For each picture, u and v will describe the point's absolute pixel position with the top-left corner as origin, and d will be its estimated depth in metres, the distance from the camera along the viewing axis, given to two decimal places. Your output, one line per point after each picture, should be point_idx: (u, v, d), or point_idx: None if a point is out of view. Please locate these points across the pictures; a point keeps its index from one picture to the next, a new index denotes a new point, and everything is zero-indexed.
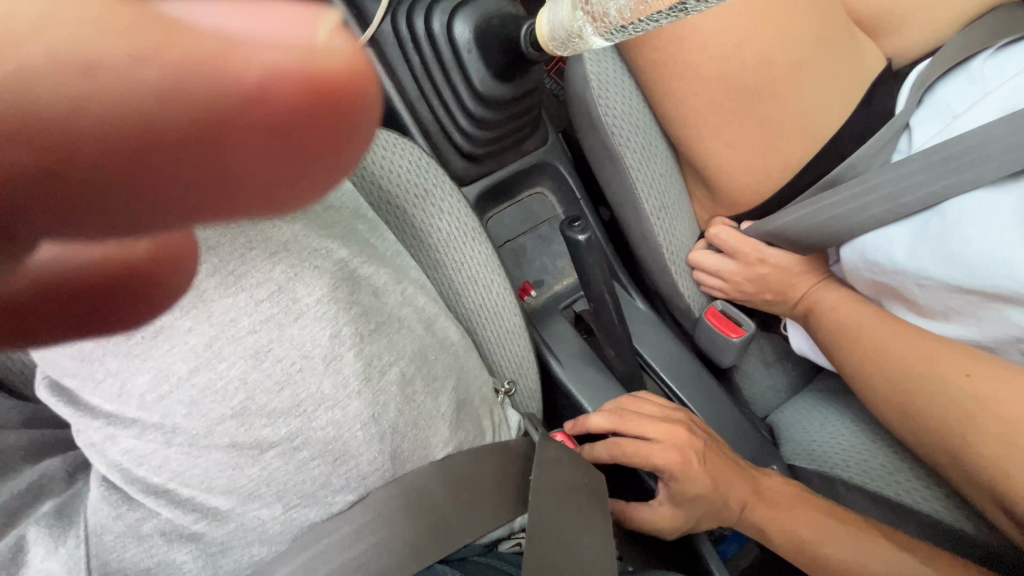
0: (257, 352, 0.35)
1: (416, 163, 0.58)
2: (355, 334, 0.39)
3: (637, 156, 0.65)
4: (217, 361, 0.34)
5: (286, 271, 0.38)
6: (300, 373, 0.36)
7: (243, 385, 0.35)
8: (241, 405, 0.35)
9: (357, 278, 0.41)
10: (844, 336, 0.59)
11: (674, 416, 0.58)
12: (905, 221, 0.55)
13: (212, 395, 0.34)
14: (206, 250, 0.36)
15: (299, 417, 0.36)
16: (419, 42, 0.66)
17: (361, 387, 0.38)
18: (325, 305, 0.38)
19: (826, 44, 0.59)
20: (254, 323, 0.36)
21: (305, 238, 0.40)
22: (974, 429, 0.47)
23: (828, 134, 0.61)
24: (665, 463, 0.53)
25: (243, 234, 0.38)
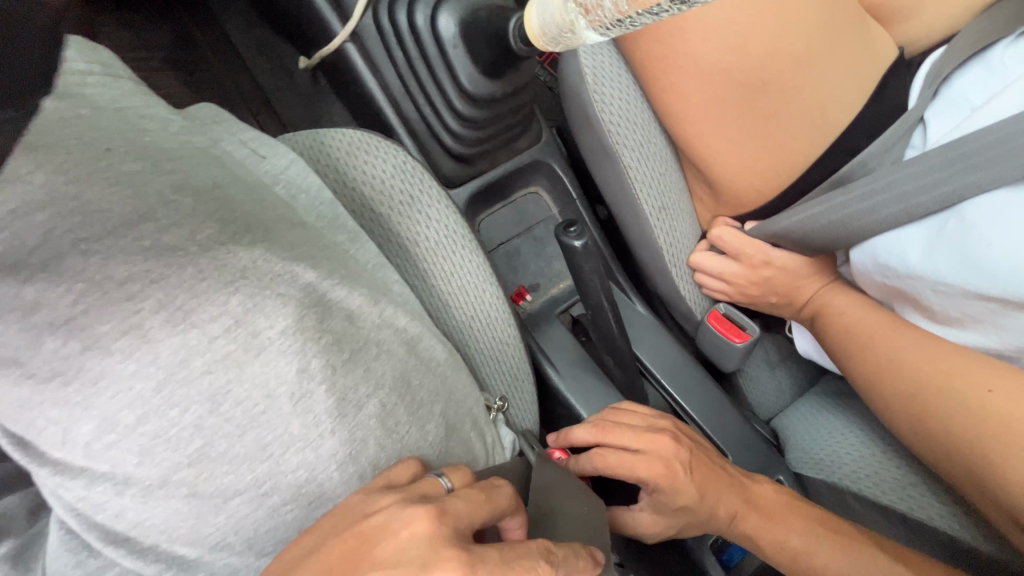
0: (212, 396, 0.34)
1: (400, 166, 0.55)
2: (325, 366, 0.38)
3: (634, 155, 0.61)
4: (169, 409, 0.33)
5: (243, 302, 0.36)
6: (264, 416, 0.35)
7: (199, 432, 0.33)
8: (199, 451, 0.33)
9: (327, 303, 0.40)
10: (854, 345, 0.56)
11: (659, 425, 0.54)
12: (919, 222, 0.52)
13: (164, 442, 0.33)
14: (149, 284, 0.33)
15: (265, 462, 0.35)
16: (401, 37, 0.62)
17: (335, 425, 0.37)
18: (289, 338, 0.37)
19: (835, 33, 0.56)
20: (208, 363, 0.34)
21: (268, 264, 0.38)
22: (999, 447, 0.44)
23: (836, 129, 0.58)
24: (648, 476, 0.50)
25: (193, 264, 0.35)
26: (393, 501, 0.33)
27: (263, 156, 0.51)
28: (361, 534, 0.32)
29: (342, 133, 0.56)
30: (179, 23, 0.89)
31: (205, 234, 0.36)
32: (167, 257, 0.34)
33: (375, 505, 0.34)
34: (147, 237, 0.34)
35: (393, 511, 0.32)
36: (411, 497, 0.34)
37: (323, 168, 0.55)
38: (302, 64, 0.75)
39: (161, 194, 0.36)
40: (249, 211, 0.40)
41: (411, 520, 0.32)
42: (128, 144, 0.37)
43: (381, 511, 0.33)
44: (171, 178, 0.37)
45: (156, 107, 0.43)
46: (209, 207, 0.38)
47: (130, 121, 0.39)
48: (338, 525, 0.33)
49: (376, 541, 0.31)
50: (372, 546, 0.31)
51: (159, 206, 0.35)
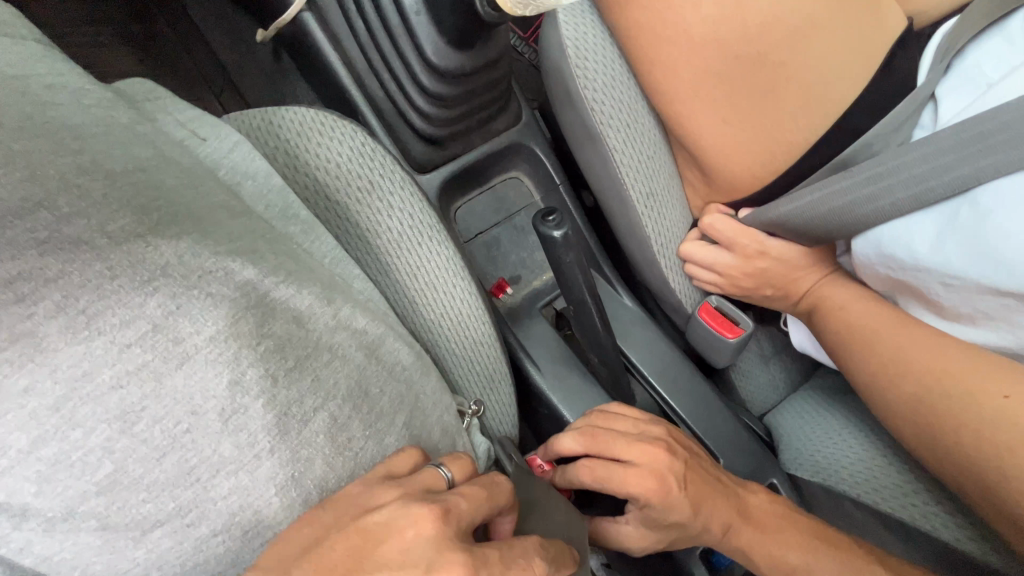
0: (124, 414, 0.29)
1: (360, 149, 0.50)
2: (263, 377, 0.33)
3: (620, 136, 0.56)
4: (71, 429, 0.28)
5: (164, 304, 0.31)
6: (187, 436, 0.30)
7: (109, 456, 0.28)
8: (110, 478, 0.28)
9: (269, 304, 0.35)
10: (855, 341, 0.52)
11: (652, 433, 0.50)
12: (929, 210, 0.48)
13: (66, 469, 0.27)
14: (43, 283, 0.28)
15: (190, 488, 0.30)
16: (363, 5, 0.56)
17: (275, 445, 0.32)
18: (219, 346, 0.32)
19: (839, 0, 0.51)
20: (119, 375, 0.29)
21: (195, 260, 0.33)
22: (1016, 458, 0.41)
23: (840, 107, 0.53)
24: (640, 491, 0.46)
25: (100, 259, 0.30)
26: (395, 498, 0.31)
27: (204, 137, 0.45)
28: (364, 532, 0.30)
29: (295, 112, 0.50)
30: None
31: (117, 225, 0.31)
32: (66, 252, 0.29)
33: (374, 501, 0.31)
34: (42, 228, 0.29)
35: (396, 510, 0.30)
36: (414, 493, 0.32)
37: (274, 151, 0.49)
38: (260, 37, 0.68)
39: (62, 178, 0.31)
40: (177, 198, 0.35)
41: (417, 519, 0.30)
42: (23, 119, 0.32)
43: (382, 509, 0.30)
44: (77, 160, 0.32)
45: (68, 77, 0.37)
46: (124, 194, 0.32)
47: (32, 94, 0.34)
48: (332, 522, 0.30)
49: (380, 540, 0.29)
50: (376, 545, 0.29)
51: (59, 192, 0.30)
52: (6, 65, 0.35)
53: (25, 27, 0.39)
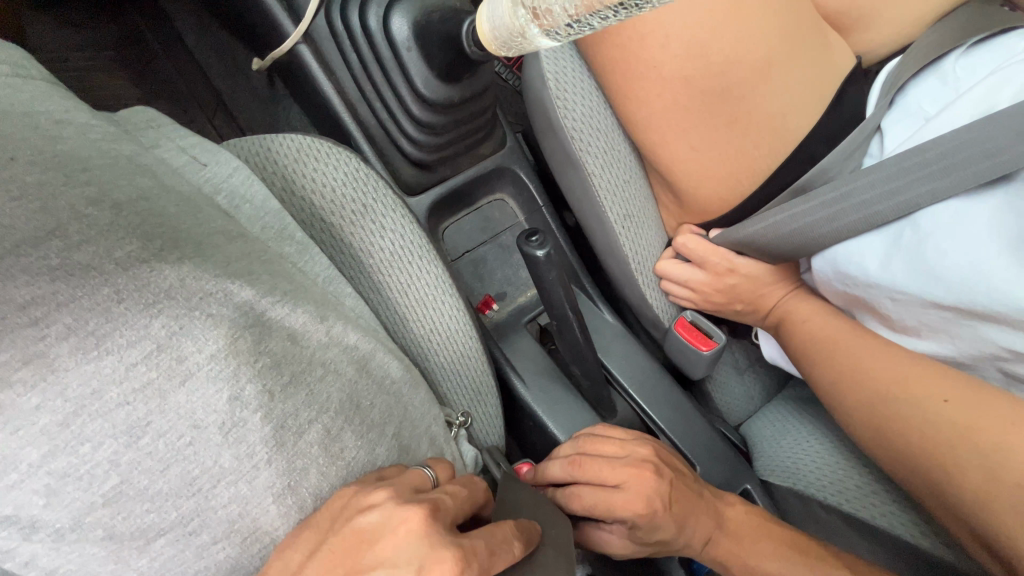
0: (130, 429, 0.31)
1: (353, 174, 0.53)
2: (260, 393, 0.35)
3: (598, 162, 0.60)
4: (78, 444, 0.29)
5: (167, 325, 0.33)
6: (189, 448, 0.32)
7: (115, 468, 0.30)
8: (115, 490, 0.30)
9: (266, 323, 0.37)
10: (818, 353, 0.56)
11: (639, 456, 0.52)
12: (878, 230, 0.52)
13: (74, 481, 0.29)
14: (56, 307, 0.30)
15: (192, 498, 0.32)
16: (356, 40, 0.60)
17: (272, 456, 0.34)
18: (220, 363, 0.34)
19: (794, 42, 0.56)
20: (125, 393, 0.31)
21: (197, 281, 0.35)
22: (957, 456, 0.44)
23: (798, 137, 0.58)
24: (630, 514, 0.49)
25: (109, 284, 0.32)
26: (385, 499, 0.33)
27: (204, 163, 0.48)
28: (358, 533, 0.32)
29: (291, 139, 0.53)
30: (127, 18, 0.84)
31: (125, 251, 0.33)
32: (77, 278, 0.31)
33: (367, 501, 0.33)
34: (55, 256, 0.31)
35: (386, 511, 0.32)
36: (404, 493, 0.34)
37: (270, 176, 0.52)
38: (256, 66, 0.71)
39: (73, 208, 0.33)
40: (178, 224, 0.37)
41: (407, 516, 0.32)
42: (35, 151, 0.34)
43: (374, 511, 0.32)
44: (85, 190, 0.34)
45: (75, 112, 0.40)
46: (131, 221, 0.35)
47: (41, 127, 0.36)
48: (331, 524, 0.33)
49: (370, 538, 0.31)
50: (369, 544, 0.31)
51: (71, 221, 0.32)
52: (18, 102, 0.37)
53: (32, 66, 0.42)
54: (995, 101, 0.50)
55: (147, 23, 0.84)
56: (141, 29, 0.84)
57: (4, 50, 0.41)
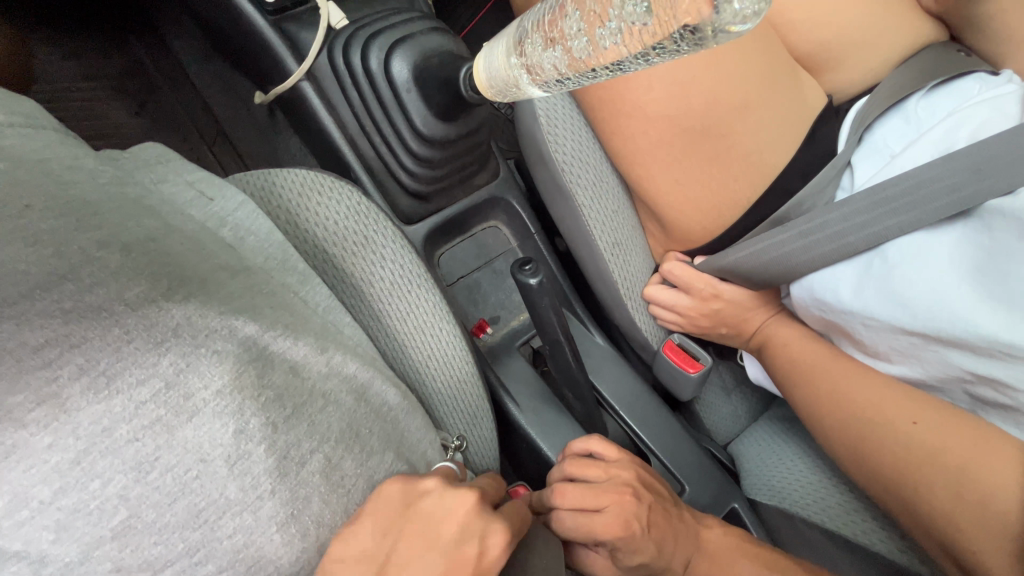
0: (139, 464, 0.32)
1: (354, 208, 0.55)
2: (265, 425, 0.36)
3: (587, 193, 0.63)
4: (89, 480, 0.30)
5: (175, 362, 0.34)
6: (196, 482, 0.33)
7: (124, 503, 0.31)
8: (124, 523, 0.31)
9: (269, 356, 0.39)
10: (797, 374, 0.59)
11: (619, 479, 0.55)
12: (850, 260, 0.55)
13: (84, 516, 0.30)
14: (69, 348, 0.32)
15: (199, 529, 0.33)
16: (357, 79, 0.63)
17: (276, 486, 0.35)
18: (225, 398, 0.35)
19: (771, 85, 0.60)
20: (134, 430, 0.32)
21: (203, 319, 0.37)
22: (925, 476, 0.47)
23: (775, 172, 0.61)
24: (608, 537, 0.50)
25: (119, 324, 0.34)
26: (439, 484, 0.39)
27: (210, 199, 0.50)
28: (422, 514, 0.37)
29: (294, 174, 0.55)
30: (133, 54, 0.86)
31: (134, 292, 0.35)
32: (89, 319, 0.33)
33: (421, 487, 0.39)
34: (67, 299, 0.33)
35: (440, 495, 0.39)
36: (448, 481, 0.41)
37: (274, 210, 0.54)
38: (257, 99, 0.74)
39: (85, 252, 0.35)
40: (185, 263, 0.39)
41: (462, 498, 0.39)
42: (49, 198, 0.36)
43: (430, 496, 0.39)
44: (97, 235, 0.36)
45: (85, 158, 0.42)
46: (140, 263, 0.36)
47: (54, 174, 0.38)
48: (393, 514, 0.37)
49: (434, 519, 0.37)
50: (433, 521, 0.37)
51: (83, 265, 0.34)
52: (32, 149, 0.39)
53: (43, 114, 0.44)
54: (954, 141, 0.54)
55: (147, 53, 0.86)
56: (140, 58, 0.86)
57: (16, 99, 0.43)
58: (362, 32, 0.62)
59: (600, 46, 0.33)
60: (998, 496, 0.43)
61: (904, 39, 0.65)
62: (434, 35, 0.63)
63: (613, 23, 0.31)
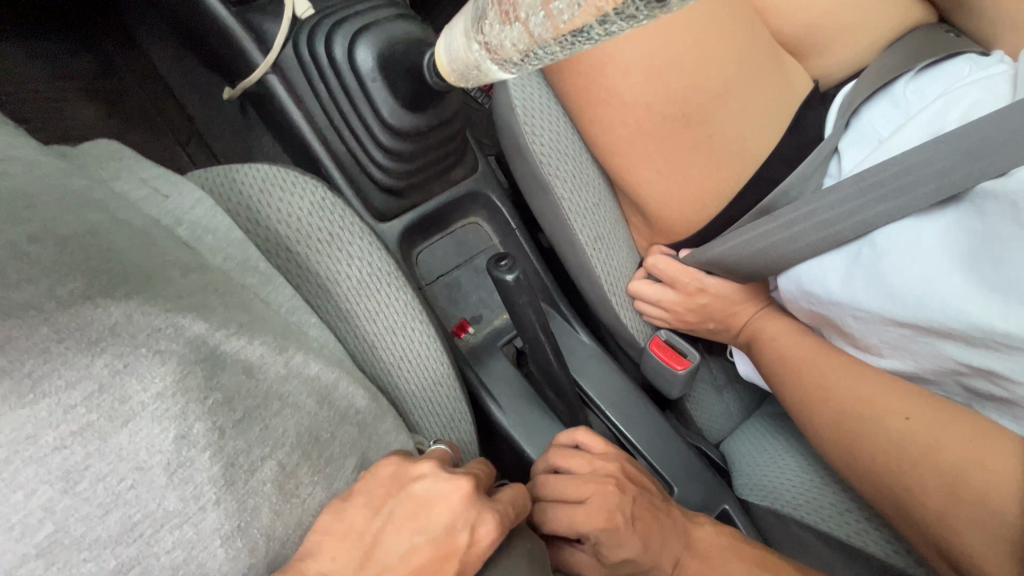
0: (67, 474, 0.29)
1: (319, 203, 0.53)
2: (211, 431, 0.34)
3: (566, 185, 0.61)
4: (12, 491, 0.28)
5: (111, 364, 0.32)
6: (131, 492, 0.30)
7: (49, 516, 0.28)
8: (49, 539, 0.28)
9: (219, 357, 0.37)
10: (787, 371, 0.57)
11: (604, 469, 0.52)
12: (838, 250, 0.53)
13: (4, 532, 0.27)
14: None
15: (133, 545, 0.30)
16: (323, 70, 0.60)
17: (221, 496, 0.33)
18: (166, 401, 0.33)
19: (752, 68, 0.57)
20: (61, 438, 0.30)
21: (143, 317, 0.35)
22: (917, 476, 0.45)
23: (759, 159, 0.59)
24: (591, 530, 0.48)
25: (48, 323, 0.31)
26: (434, 469, 0.37)
27: (166, 195, 0.47)
28: (412, 498, 0.36)
29: (256, 169, 0.53)
30: (101, 50, 0.83)
31: (67, 288, 0.33)
32: (14, 317, 0.30)
33: (414, 471, 0.37)
34: None
35: (433, 480, 0.37)
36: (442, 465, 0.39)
37: (235, 207, 0.51)
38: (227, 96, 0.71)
39: (13, 246, 0.32)
40: (130, 256, 0.37)
41: (456, 484, 0.36)
42: None
43: (423, 480, 0.37)
44: (27, 228, 0.34)
45: (24, 151, 0.40)
46: (75, 256, 0.34)
47: None
48: (386, 490, 0.36)
49: (428, 503, 0.36)
50: (426, 508, 0.35)
51: (11, 259, 0.32)
52: None
53: None
54: (944, 124, 0.52)
55: (115, 52, 0.84)
56: (107, 57, 0.84)
57: None
58: (327, 21, 0.60)
59: (557, 20, 0.30)
60: (994, 494, 0.41)
61: (891, 21, 0.63)
62: (401, 23, 0.60)
63: None
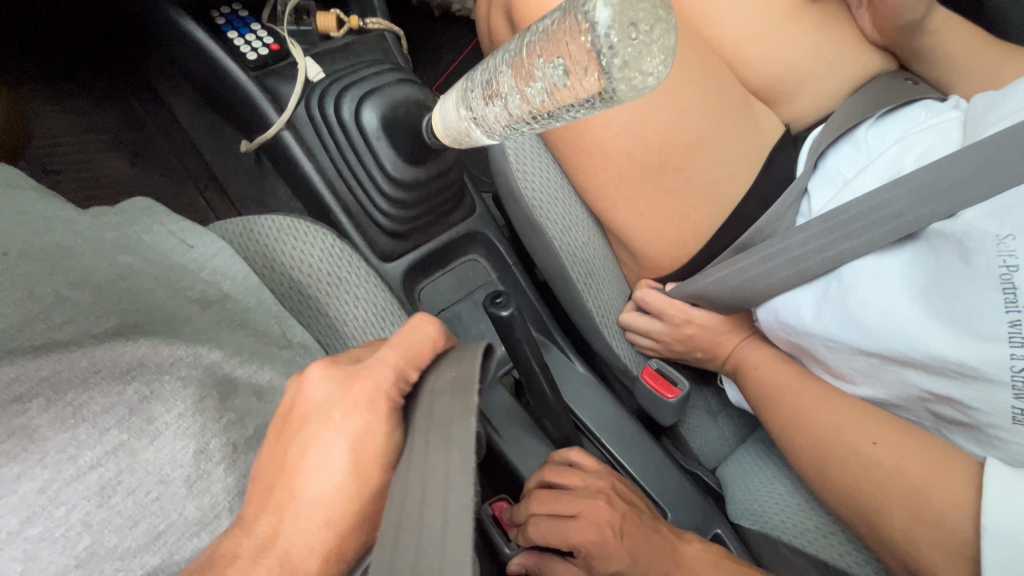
0: (102, 489, 0.33)
1: (329, 251, 0.58)
2: (225, 446, 0.38)
3: (558, 226, 0.66)
4: (54, 507, 0.32)
5: (139, 391, 0.36)
6: (155, 504, 0.34)
7: (87, 529, 0.32)
8: (88, 550, 0.32)
9: (232, 382, 0.41)
10: (769, 397, 0.60)
11: (596, 486, 0.57)
12: (811, 284, 0.57)
13: (50, 545, 0.31)
14: (39, 383, 0.34)
15: (157, 553, 0.34)
16: (332, 128, 0.67)
17: (234, 503, 0.37)
18: (187, 420, 0.37)
19: (724, 119, 0.62)
20: (97, 456, 0.34)
21: (165, 350, 0.39)
22: (885, 497, 0.48)
23: (733, 201, 0.64)
24: (581, 542, 0.52)
25: (87, 356, 0.36)
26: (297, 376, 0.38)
27: (191, 245, 0.51)
28: (286, 410, 0.37)
29: (272, 220, 0.58)
30: (129, 105, 0.90)
31: (103, 327, 0.39)
32: (56, 353, 0.36)
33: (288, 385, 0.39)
34: (38, 337, 0.36)
35: (297, 387, 0.37)
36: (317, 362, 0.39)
37: (253, 256, 0.56)
38: (243, 147, 0.77)
39: (58, 293, 0.38)
40: (156, 302, 0.43)
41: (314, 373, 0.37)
42: (26, 246, 0.40)
43: (292, 391, 0.38)
44: (69, 277, 0.39)
45: (67, 210, 0.46)
46: (109, 302, 0.40)
47: (35, 225, 0.42)
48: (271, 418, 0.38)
49: (300, 412, 0.37)
50: (301, 417, 0.37)
51: (55, 306, 0.38)
52: (18, 205, 0.43)
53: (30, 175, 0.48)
54: (901, 167, 0.56)
55: (142, 104, 0.90)
56: (136, 110, 0.90)
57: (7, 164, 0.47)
58: (337, 85, 0.67)
59: (531, 102, 0.35)
60: (951, 514, 0.44)
61: (854, 71, 0.68)
62: (403, 86, 0.67)
63: (538, 83, 0.34)
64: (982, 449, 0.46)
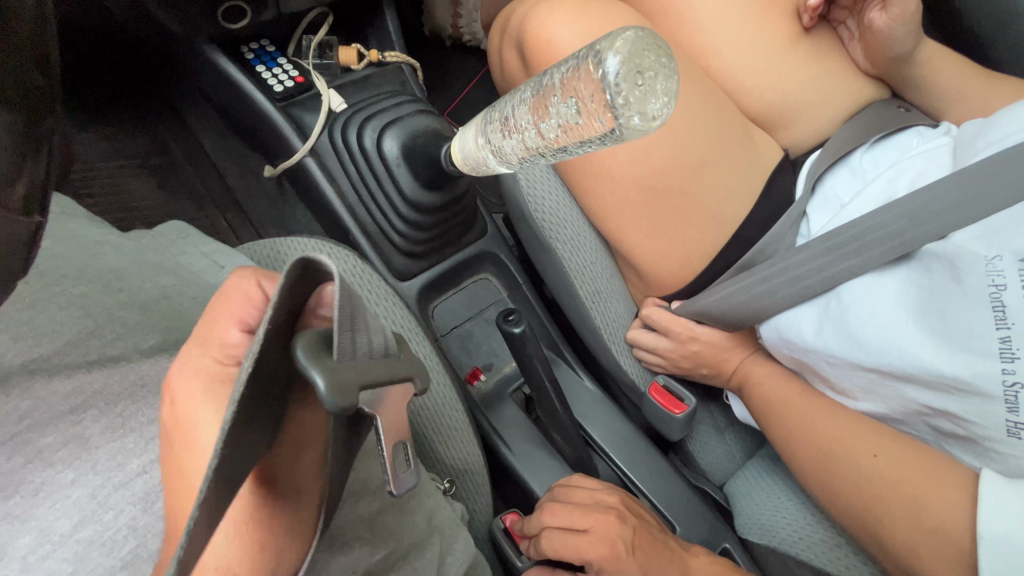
0: (146, 495, 0.37)
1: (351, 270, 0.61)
2: None
3: (567, 246, 0.69)
4: (104, 512, 0.36)
5: None
6: None
7: (132, 532, 0.36)
8: (132, 553, 0.35)
9: None
10: (772, 412, 0.62)
11: (606, 501, 0.59)
12: (811, 302, 0.59)
13: (99, 547, 0.35)
14: (92, 395, 0.39)
15: None
16: (353, 155, 0.71)
17: None
18: None
19: (726, 146, 0.66)
20: (143, 464, 0.38)
21: None
22: (885, 507, 0.50)
23: (733, 224, 0.66)
24: (594, 557, 0.54)
25: (135, 371, 0.41)
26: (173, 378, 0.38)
27: (222, 266, 0.52)
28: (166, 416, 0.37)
29: (297, 241, 0.61)
30: (157, 131, 0.95)
31: (148, 343, 0.44)
32: (108, 366, 0.41)
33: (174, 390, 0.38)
34: (92, 352, 0.41)
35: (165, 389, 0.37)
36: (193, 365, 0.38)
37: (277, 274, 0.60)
38: (267, 172, 0.81)
39: (107, 311, 0.44)
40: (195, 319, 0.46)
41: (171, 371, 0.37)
42: (80, 270, 0.45)
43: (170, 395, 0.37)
44: (118, 297, 0.45)
45: (112, 236, 0.50)
46: (154, 318, 0.45)
47: (90, 248, 0.48)
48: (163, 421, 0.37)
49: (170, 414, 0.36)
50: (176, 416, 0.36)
51: (106, 324, 0.43)
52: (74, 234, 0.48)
53: None
54: (895, 191, 0.59)
55: (170, 131, 0.95)
56: (164, 135, 0.95)
57: None
58: (359, 115, 0.71)
59: (546, 137, 0.39)
60: (950, 524, 0.46)
61: (847, 99, 0.72)
62: (421, 116, 0.71)
63: (552, 120, 0.38)
64: (979, 461, 0.48)
